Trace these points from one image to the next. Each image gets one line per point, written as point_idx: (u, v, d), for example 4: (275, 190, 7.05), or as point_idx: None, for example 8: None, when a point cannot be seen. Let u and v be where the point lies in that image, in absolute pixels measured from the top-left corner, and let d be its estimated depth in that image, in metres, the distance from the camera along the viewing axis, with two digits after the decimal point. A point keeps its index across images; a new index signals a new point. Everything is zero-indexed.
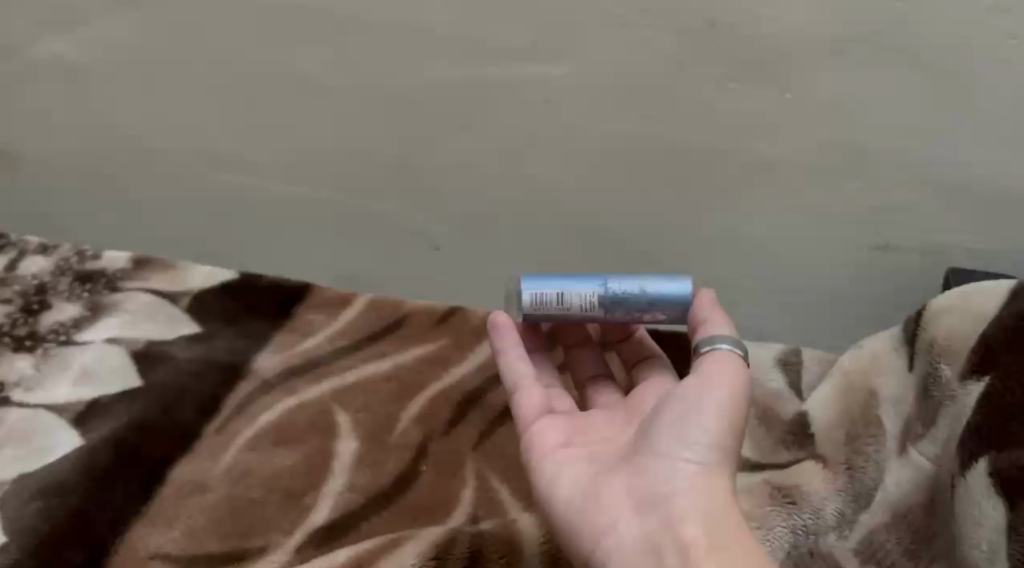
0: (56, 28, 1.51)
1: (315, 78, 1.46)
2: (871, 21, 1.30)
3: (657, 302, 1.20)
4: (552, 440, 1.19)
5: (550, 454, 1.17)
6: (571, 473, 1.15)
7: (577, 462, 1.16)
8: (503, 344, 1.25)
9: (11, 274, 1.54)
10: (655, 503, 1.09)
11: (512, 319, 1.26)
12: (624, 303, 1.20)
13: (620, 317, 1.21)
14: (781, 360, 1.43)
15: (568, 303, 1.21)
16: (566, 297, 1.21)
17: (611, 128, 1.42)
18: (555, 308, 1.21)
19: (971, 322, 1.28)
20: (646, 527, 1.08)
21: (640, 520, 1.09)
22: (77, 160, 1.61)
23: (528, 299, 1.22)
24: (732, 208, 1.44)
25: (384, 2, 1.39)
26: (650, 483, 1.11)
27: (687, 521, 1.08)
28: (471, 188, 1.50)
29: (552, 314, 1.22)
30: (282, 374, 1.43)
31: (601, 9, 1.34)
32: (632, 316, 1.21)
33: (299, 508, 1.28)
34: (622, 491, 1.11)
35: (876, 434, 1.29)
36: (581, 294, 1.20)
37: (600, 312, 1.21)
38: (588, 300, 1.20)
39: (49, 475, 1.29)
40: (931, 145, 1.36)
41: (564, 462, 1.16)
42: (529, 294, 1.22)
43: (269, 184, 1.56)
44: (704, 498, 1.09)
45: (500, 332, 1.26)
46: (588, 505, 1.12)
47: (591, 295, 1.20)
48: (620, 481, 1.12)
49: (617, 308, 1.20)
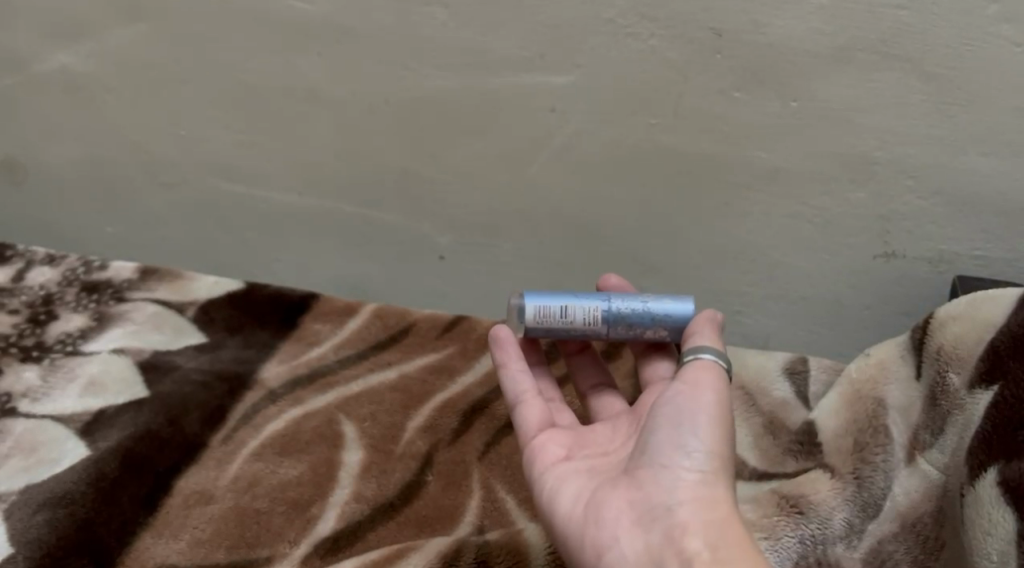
0: (62, 39, 1.52)
1: (320, 89, 1.46)
2: (875, 30, 1.29)
3: (658, 319, 1.23)
4: (553, 454, 1.18)
5: (550, 469, 1.17)
6: (571, 487, 1.15)
7: (578, 477, 1.15)
8: (503, 359, 1.25)
9: (18, 285, 1.54)
10: (657, 516, 1.09)
11: (514, 335, 1.26)
12: (625, 319, 1.23)
13: (622, 334, 1.23)
14: (787, 369, 1.42)
15: (572, 316, 1.23)
16: (570, 311, 1.23)
17: (614, 137, 1.41)
18: (558, 321, 1.23)
19: (980, 330, 1.27)
20: (649, 541, 1.08)
21: (643, 533, 1.08)
22: (83, 171, 1.62)
23: (532, 313, 1.23)
24: (737, 216, 1.44)
25: (389, 13, 1.39)
26: (652, 496, 1.10)
27: (691, 533, 1.07)
28: (474, 197, 1.50)
29: (555, 329, 1.23)
30: (287, 384, 1.43)
31: (604, 19, 1.34)
32: (633, 332, 1.23)
33: (304, 519, 1.28)
34: (624, 505, 1.11)
35: (884, 444, 1.27)
36: (584, 308, 1.23)
37: (602, 328, 1.23)
38: (591, 316, 1.23)
39: (55, 486, 1.29)
40: (936, 154, 1.35)
41: (565, 476, 1.16)
42: (533, 306, 1.23)
43: (274, 194, 1.56)
44: (707, 510, 1.08)
45: (502, 347, 1.26)
46: (589, 520, 1.11)
47: (595, 311, 1.23)
48: (621, 495, 1.12)
49: (620, 324, 1.23)
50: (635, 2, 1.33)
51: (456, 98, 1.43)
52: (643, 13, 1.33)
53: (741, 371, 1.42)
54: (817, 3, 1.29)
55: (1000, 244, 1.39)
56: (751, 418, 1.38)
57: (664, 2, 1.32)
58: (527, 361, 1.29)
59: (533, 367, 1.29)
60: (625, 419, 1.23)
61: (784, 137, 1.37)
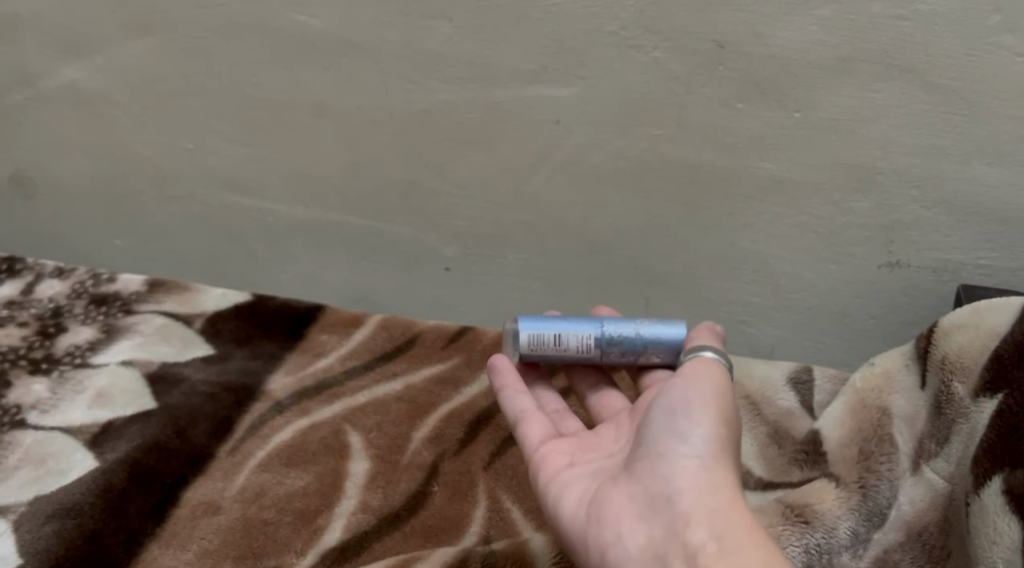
0: (72, 56, 1.53)
1: (326, 102, 1.47)
2: (876, 41, 1.30)
3: (651, 346, 1.23)
4: (557, 462, 1.19)
5: (555, 477, 1.17)
6: (575, 491, 1.15)
7: (583, 481, 1.16)
8: (503, 381, 1.26)
9: (27, 298, 1.56)
10: (659, 510, 1.10)
11: (509, 360, 1.27)
12: (618, 345, 1.23)
13: (616, 360, 1.24)
14: (792, 378, 1.43)
15: (565, 343, 1.24)
16: (563, 338, 1.24)
17: (618, 149, 1.42)
18: (553, 348, 1.24)
19: (983, 339, 1.28)
20: (651, 535, 1.09)
21: (646, 528, 1.09)
22: (91, 186, 1.63)
23: (527, 339, 1.25)
24: (743, 226, 1.44)
25: (394, 26, 1.40)
26: (652, 488, 1.11)
27: (694, 525, 1.07)
28: (480, 208, 1.50)
29: (549, 355, 1.25)
30: (293, 396, 1.44)
31: (608, 32, 1.35)
32: (627, 358, 1.24)
33: (311, 529, 1.28)
34: (626, 501, 1.11)
35: (889, 453, 1.28)
36: (578, 335, 1.24)
37: (596, 353, 1.24)
38: (585, 341, 1.24)
39: (65, 497, 1.30)
40: (939, 164, 1.35)
41: (568, 481, 1.16)
42: (527, 333, 1.25)
43: (280, 206, 1.57)
44: (707, 498, 1.09)
45: (498, 374, 1.26)
46: (592, 519, 1.12)
47: (588, 337, 1.24)
48: (622, 491, 1.12)
49: (613, 349, 1.24)
50: (638, 15, 1.34)
51: (461, 110, 1.44)
52: (646, 25, 1.34)
53: (747, 381, 1.43)
54: (820, 14, 1.30)
55: (1005, 254, 1.39)
56: (756, 428, 1.38)
57: (667, 14, 1.33)
58: (526, 380, 1.29)
59: (534, 383, 1.30)
60: (626, 418, 1.23)
61: (788, 148, 1.38)
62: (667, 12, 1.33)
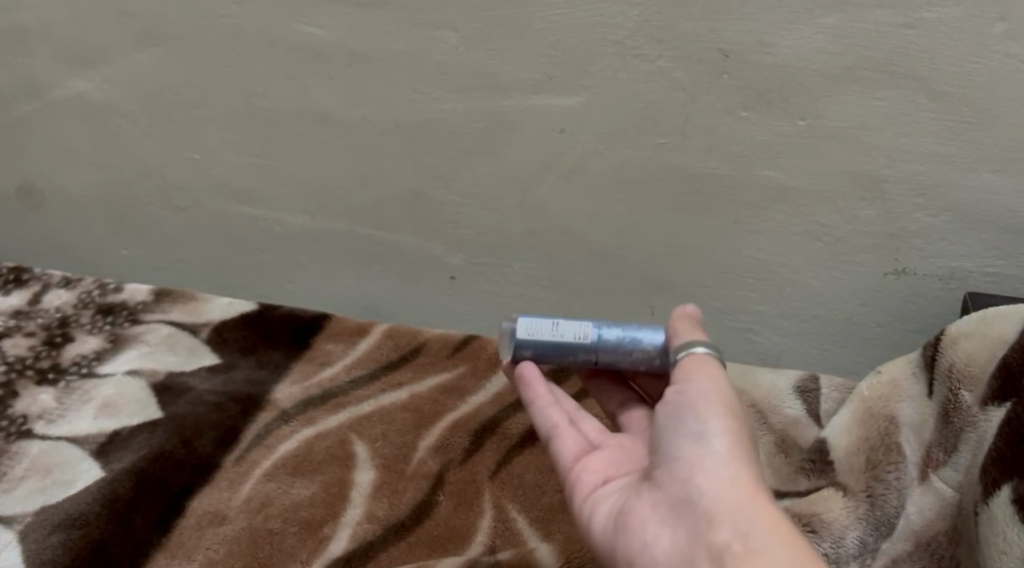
0: (79, 67, 1.54)
1: (332, 112, 1.48)
2: (881, 49, 1.30)
3: (647, 342, 1.21)
4: (591, 480, 1.18)
5: (590, 495, 1.17)
6: (605, 507, 1.15)
7: (613, 496, 1.15)
8: (533, 394, 1.23)
9: (34, 308, 1.56)
10: (680, 513, 1.09)
11: (537, 370, 1.23)
12: (614, 339, 1.22)
13: (610, 354, 1.22)
14: (798, 387, 1.42)
15: (562, 332, 1.22)
16: (560, 328, 1.23)
17: (623, 158, 1.42)
18: (548, 336, 1.22)
19: (992, 347, 1.27)
20: (676, 538, 1.08)
21: (670, 533, 1.09)
22: (97, 196, 1.63)
23: (523, 326, 1.23)
24: (748, 234, 1.43)
25: (399, 36, 1.40)
26: (672, 493, 1.10)
27: (717, 525, 1.06)
28: (485, 218, 1.50)
29: (545, 344, 1.22)
30: (299, 404, 1.44)
31: (612, 41, 1.35)
32: (622, 352, 1.21)
33: (316, 540, 1.28)
34: (650, 509, 1.11)
35: (895, 462, 1.26)
36: (574, 327, 1.23)
37: (590, 345, 1.21)
38: (580, 333, 1.22)
39: (71, 507, 1.31)
40: (945, 173, 1.35)
41: (600, 498, 1.16)
42: (525, 322, 1.24)
43: (287, 216, 1.57)
44: (725, 496, 1.07)
45: (528, 384, 1.23)
46: (620, 529, 1.12)
47: (584, 329, 1.22)
48: (643, 500, 1.12)
49: (608, 343, 1.22)
50: (642, 24, 1.33)
51: (466, 119, 1.44)
52: (651, 34, 1.34)
53: (752, 390, 1.42)
54: (824, 23, 1.30)
55: (1011, 260, 1.38)
56: (764, 437, 1.38)
57: (670, 24, 1.33)
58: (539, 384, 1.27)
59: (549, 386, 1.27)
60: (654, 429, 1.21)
61: (793, 156, 1.37)
62: (671, 21, 1.33)
